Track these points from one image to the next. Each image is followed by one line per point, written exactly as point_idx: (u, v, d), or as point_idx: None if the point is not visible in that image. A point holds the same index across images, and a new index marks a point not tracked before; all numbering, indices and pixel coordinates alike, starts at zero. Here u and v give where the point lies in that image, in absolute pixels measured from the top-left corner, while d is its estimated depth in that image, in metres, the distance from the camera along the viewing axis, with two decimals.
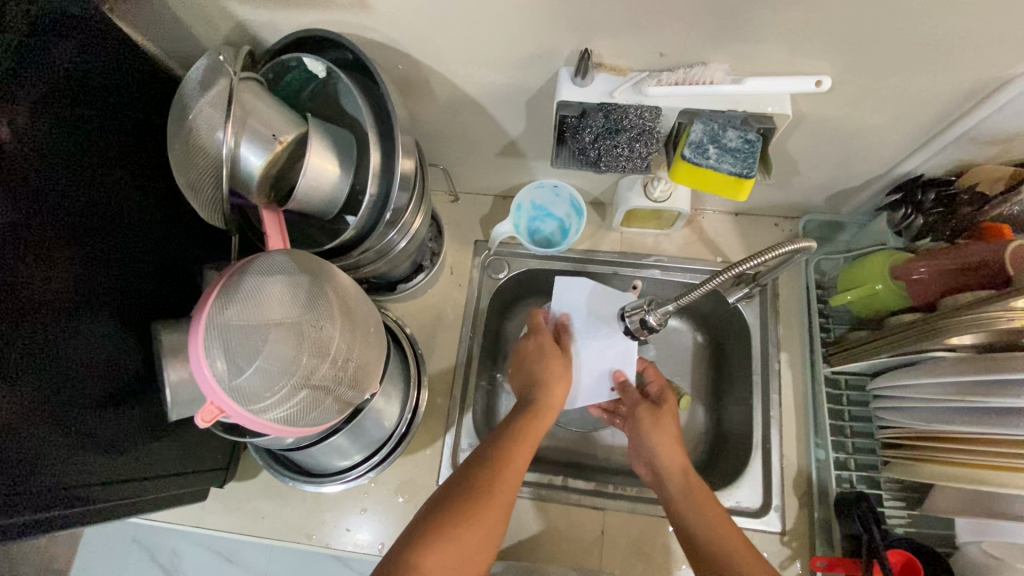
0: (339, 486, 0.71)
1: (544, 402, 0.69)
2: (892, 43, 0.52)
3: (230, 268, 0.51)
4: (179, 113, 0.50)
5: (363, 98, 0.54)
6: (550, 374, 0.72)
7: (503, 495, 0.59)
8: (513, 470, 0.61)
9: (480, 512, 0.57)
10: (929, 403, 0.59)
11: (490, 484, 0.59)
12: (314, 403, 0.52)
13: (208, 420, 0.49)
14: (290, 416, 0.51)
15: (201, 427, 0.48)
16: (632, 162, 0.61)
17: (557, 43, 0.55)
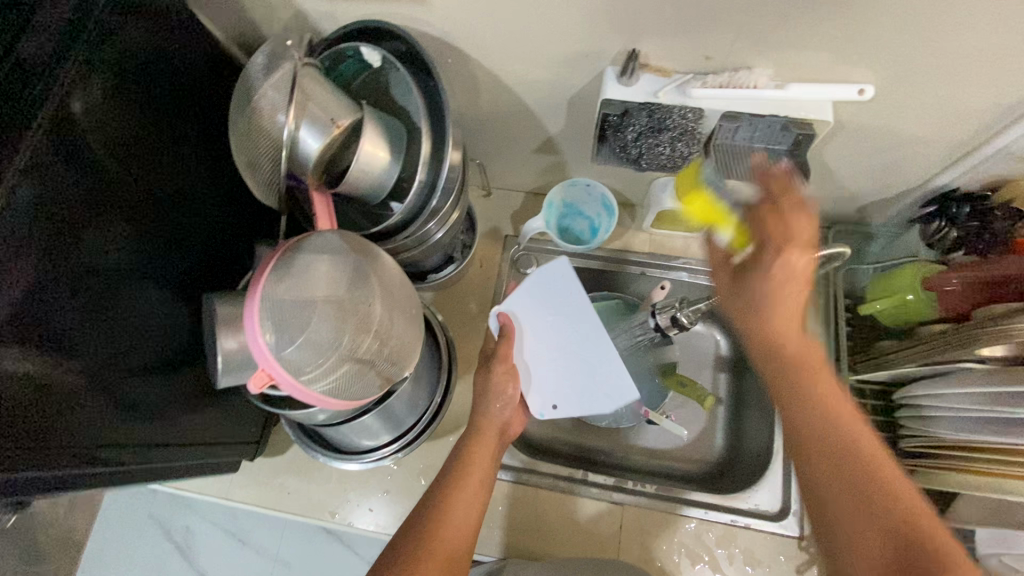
0: (356, 465, 0.73)
1: (486, 428, 0.68)
2: (938, 54, 0.52)
3: (285, 244, 0.54)
4: (244, 95, 0.53)
5: (416, 88, 0.57)
6: (488, 396, 0.70)
7: (462, 528, 0.59)
8: (466, 502, 0.61)
9: (439, 548, 0.56)
10: (955, 412, 0.60)
11: (446, 519, 0.58)
12: (358, 375, 0.54)
13: (260, 386, 0.52)
14: (335, 387, 0.53)
15: (253, 393, 0.51)
16: (671, 160, 0.65)
17: (606, 43, 0.57)
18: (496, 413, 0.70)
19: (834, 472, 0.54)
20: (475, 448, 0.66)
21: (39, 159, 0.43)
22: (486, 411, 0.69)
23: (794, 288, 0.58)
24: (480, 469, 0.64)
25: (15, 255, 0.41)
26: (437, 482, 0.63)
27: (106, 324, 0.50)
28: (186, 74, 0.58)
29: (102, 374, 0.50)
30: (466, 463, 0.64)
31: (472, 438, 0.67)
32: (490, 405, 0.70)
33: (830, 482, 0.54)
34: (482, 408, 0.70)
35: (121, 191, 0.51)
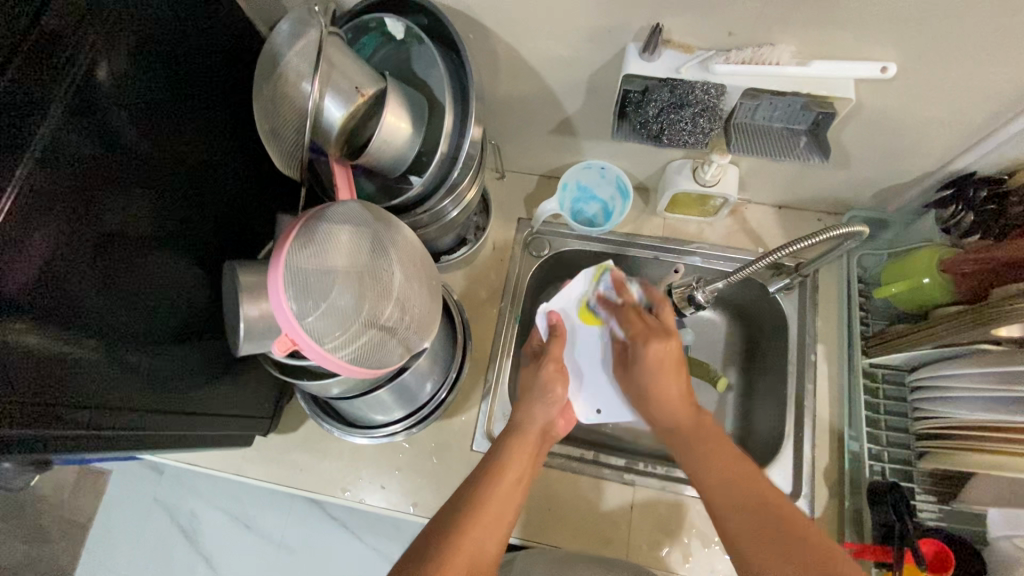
0: (365, 439, 0.73)
1: (531, 428, 0.68)
2: (962, 32, 0.52)
3: (307, 213, 0.54)
4: (270, 62, 0.53)
5: (441, 61, 0.57)
6: (537, 399, 0.71)
7: (494, 526, 0.58)
8: (501, 499, 0.60)
9: (466, 543, 0.55)
10: (977, 393, 0.60)
11: (479, 514, 0.58)
12: (379, 344, 0.55)
13: (283, 351, 0.53)
14: (356, 356, 0.53)
15: (279, 356, 0.53)
16: (694, 138, 0.63)
17: (628, 18, 0.57)
18: (541, 412, 0.70)
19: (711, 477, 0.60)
20: (516, 448, 0.65)
21: (63, 123, 0.43)
22: (531, 413, 0.69)
23: (670, 375, 0.67)
24: (517, 466, 0.64)
25: (39, 217, 0.41)
26: (473, 478, 0.62)
27: (128, 290, 0.50)
28: (210, 44, 0.58)
29: (122, 339, 0.50)
30: (503, 459, 0.64)
31: (515, 436, 0.67)
32: (534, 407, 0.70)
33: (719, 495, 0.58)
34: (530, 408, 0.70)
35: (145, 159, 0.51)
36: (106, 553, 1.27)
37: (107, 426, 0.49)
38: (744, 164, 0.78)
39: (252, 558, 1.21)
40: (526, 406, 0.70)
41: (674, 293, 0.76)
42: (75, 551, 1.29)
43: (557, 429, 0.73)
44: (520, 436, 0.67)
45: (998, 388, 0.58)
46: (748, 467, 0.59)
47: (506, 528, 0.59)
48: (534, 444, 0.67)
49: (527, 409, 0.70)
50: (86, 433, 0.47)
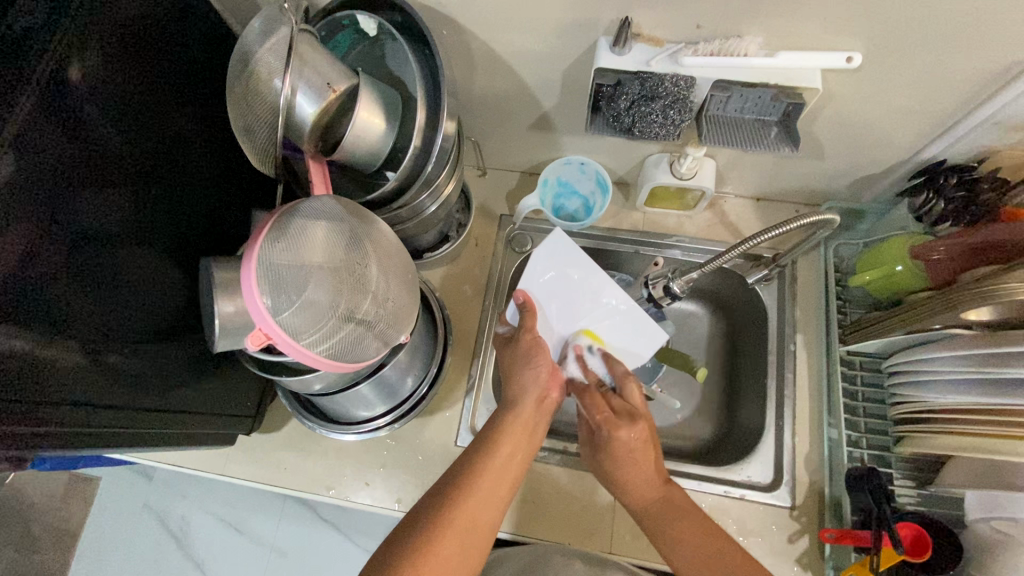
0: (355, 437, 0.74)
1: (527, 400, 0.69)
2: (925, 22, 0.53)
3: (280, 208, 0.54)
4: (241, 59, 0.53)
5: (413, 56, 0.57)
6: (519, 362, 0.72)
7: (484, 506, 0.58)
8: (493, 476, 0.61)
9: (457, 525, 0.56)
10: (945, 375, 0.62)
11: (468, 497, 0.58)
12: (357, 337, 0.55)
13: (259, 344, 0.53)
14: (334, 350, 0.54)
15: (253, 350, 0.53)
16: (666, 129, 0.63)
17: (598, 12, 0.57)
18: (530, 377, 0.70)
19: (680, 534, 0.62)
20: (511, 426, 0.66)
21: (31, 121, 0.43)
22: (524, 383, 0.69)
23: (642, 465, 0.66)
24: (510, 444, 0.64)
25: (13, 217, 0.41)
26: (464, 461, 0.62)
27: (107, 288, 0.50)
28: (182, 44, 0.58)
29: (101, 337, 0.50)
30: (495, 441, 0.64)
31: (512, 411, 0.67)
32: (527, 370, 0.70)
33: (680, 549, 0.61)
34: (516, 375, 0.71)
35: (121, 158, 0.51)
36: (97, 559, 1.26)
37: (83, 424, 0.49)
38: (721, 157, 0.79)
39: (243, 563, 1.21)
40: (516, 377, 0.70)
41: (651, 285, 0.77)
42: (65, 561, 1.27)
43: (556, 396, 0.71)
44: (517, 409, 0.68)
45: (968, 371, 0.58)
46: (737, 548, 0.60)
47: (499, 508, 0.60)
48: (529, 416, 0.68)
49: (522, 386, 0.69)
50: (62, 431, 0.47)
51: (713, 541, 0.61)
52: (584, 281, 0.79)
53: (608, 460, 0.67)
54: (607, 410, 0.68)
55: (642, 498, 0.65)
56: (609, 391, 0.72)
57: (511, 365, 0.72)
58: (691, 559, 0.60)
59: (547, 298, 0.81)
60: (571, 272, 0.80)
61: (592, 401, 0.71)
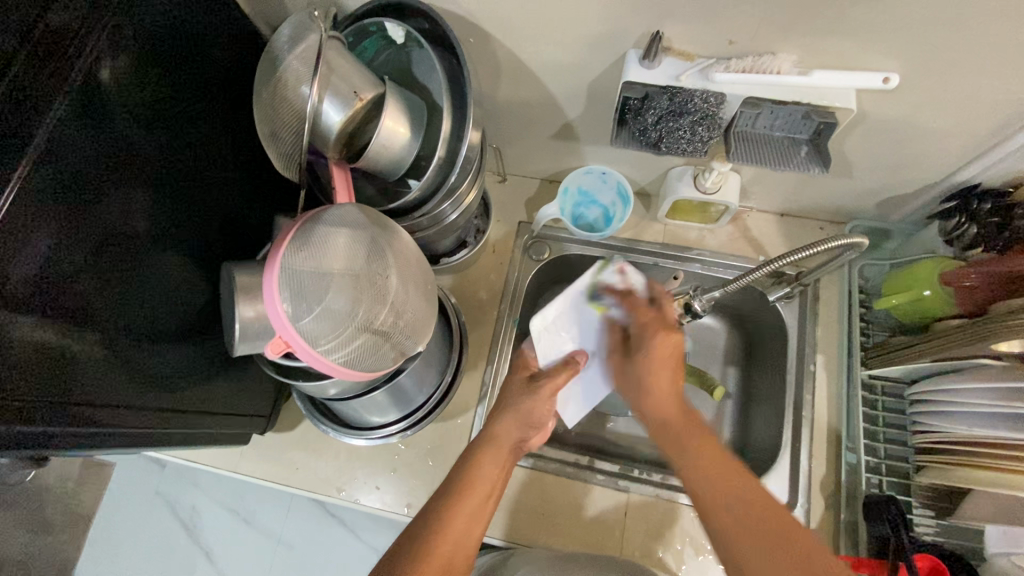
0: (364, 441, 0.74)
1: (503, 439, 0.65)
2: (968, 42, 0.52)
3: (304, 216, 0.54)
4: (270, 66, 0.53)
5: (440, 66, 0.56)
6: (516, 410, 0.67)
7: (457, 547, 0.56)
8: (465, 518, 0.58)
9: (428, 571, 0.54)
10: (973, 409, 0.59)
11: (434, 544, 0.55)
12: (373, 347, 0.55)
13: (276, 353, 0.53)
14: (349, 359, 0.54)
15: (272, 358, 0.53)
16: (693, 146, 0.62)
17: (629, 25, 0.57)
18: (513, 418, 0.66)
19: (707, 477, 0.55)
20: (483, 465, 0.62)
21: (61, 128, 0.43)
22: (508, 421, 0.66)
23: (664, 370, 0.63)
24: (485, 484, 0.61)
25: (39, 216, 0.41)
26: (435, 502, 0.60)
27: (129, 287, 0.51)
28: (211, 49, 0.58)
29: (120, 335, 0.50)
30: (469, 476, 0.61)
31: (484, 448, 0.64)
32: (508, 416, 0.66)
33: (716, 506, 0.53)
34: (501, 418, 0.66)
35: (144, 156, 0.51)
36: (110, 543, 1.28)
37: (102, 424, 0.50)
38: (746, 171, 0.78)
39: (253, 554, 1.22)
40: (497, 416, 0.67)
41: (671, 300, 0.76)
42: (77, 545, 1.29)
43: (533, 441, 0.68)
44: (496, 446, 0.64)
45: (997, 405, 0.57)
46: (776, 512, 0.51)
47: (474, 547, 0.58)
48: (506, 456, 0.64)
49: (500, 414, 0.67)
50: (76, 432, 0.47)
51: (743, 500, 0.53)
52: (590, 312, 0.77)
53: (643, 362, 0.65)
54: (654, 316, 0.68)
55: (666, 411, 0.62)
56: (643, 300, 0.71)
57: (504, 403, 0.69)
58: (748, 544, 0.50)
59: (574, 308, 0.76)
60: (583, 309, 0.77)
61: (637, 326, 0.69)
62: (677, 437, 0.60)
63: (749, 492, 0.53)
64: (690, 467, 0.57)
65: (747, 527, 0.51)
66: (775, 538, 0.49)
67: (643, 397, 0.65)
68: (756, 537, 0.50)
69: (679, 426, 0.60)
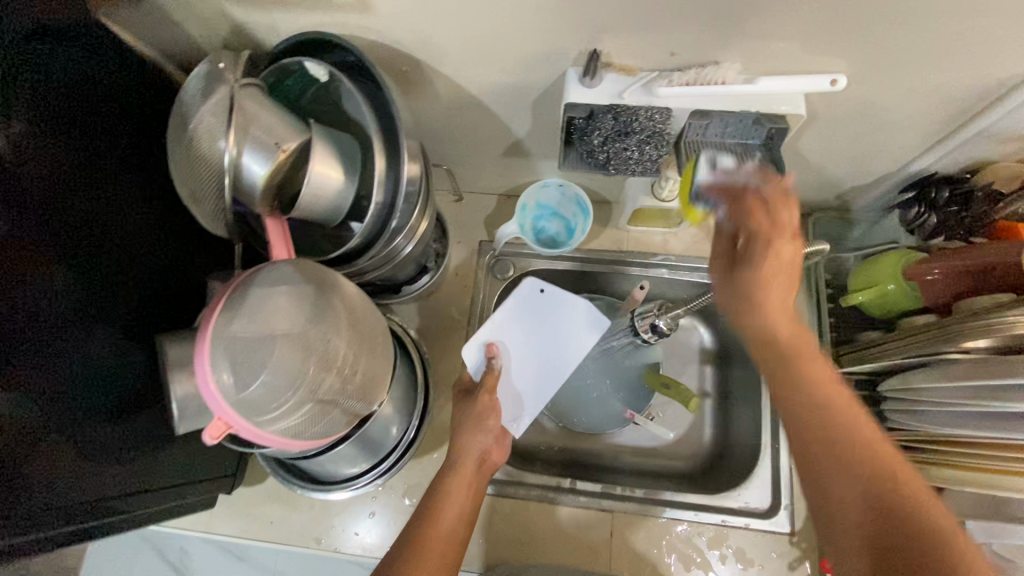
0: (347, 494, 0.71)
1: (467, 459, 0.64)
2: (914, 40, 0.50)
3: (235, 279, 0.51)
4: (180, 123, 0.49)
5: (367, 106, 0.52)
6: (473, 421, 0.67)
7: (438, 565, 0.56)
8: (443, 537, 0.58)
9: None
10: (943, 407, 0.57)
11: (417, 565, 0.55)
12: (321, 414, 0.52)
13: (214, 438, 0.47)
14: (296, 428, 0.51)
15: (208, 444, 0.47)
16: (642, 167, 0.61)
17: (565, 43, 0.54)
18: (479, 439, 0.66)
19: (837, 414, 0.48)
20: (450, 485, 0.62)
21: None
22: (466, 438, 0.66)
23: (784, 281, 0.50)
24: (456, 502, 0.61)
25: None
26: (408, 528, 0.59)
27: (56, 375, 0.46)
28: (129, 101, 0.54)
29: (53, 428, 0.46)
30: (441, 494, 0.61)
31: (451, 469, 0.63)
32: (470, 431, 0.66)
33: (807, 394, 0.49)
34: (464, 432, 0.66)
35: (56, 228, 0.47)
36: None
37: (53, 525, 0.46)
38: None
39: None
40: (461, 437, 0.66)
41: (638, 321, 0.71)
42: None
43: (495, 458, 0.66)
44: (460, 464, 0.64)
45: (966, 404, 0.54)
46: (892, 468, 0.45)
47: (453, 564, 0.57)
48: (472, 476, 0.63)
49: (462, 431, 0.66)
50: (22, 539, 0.43)
51: (879, 445, 0.46)
52: (527, 333, 0.80)
53: (749, 261, 0.50)
54: (729, 236, 0.53)
55: (780, 323, 0.51)
56: (722, 221, 0.53)
57: (459, 425, 0.67)
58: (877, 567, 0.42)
59: (515, 322, 0.80)
60: (523, 327, 0.80)
61: (738, 219, 0.51)
62: (790, 358, 0.50)
63: (863, 420, 0.48)
64: (780, 376, 0.50)
65: (850, 475, 0.45)
66: (878, 474, 0.44)
67: (753, 310, 0.51)
68: (872, 522, 0.43)
69: (788, 349, 0.50)
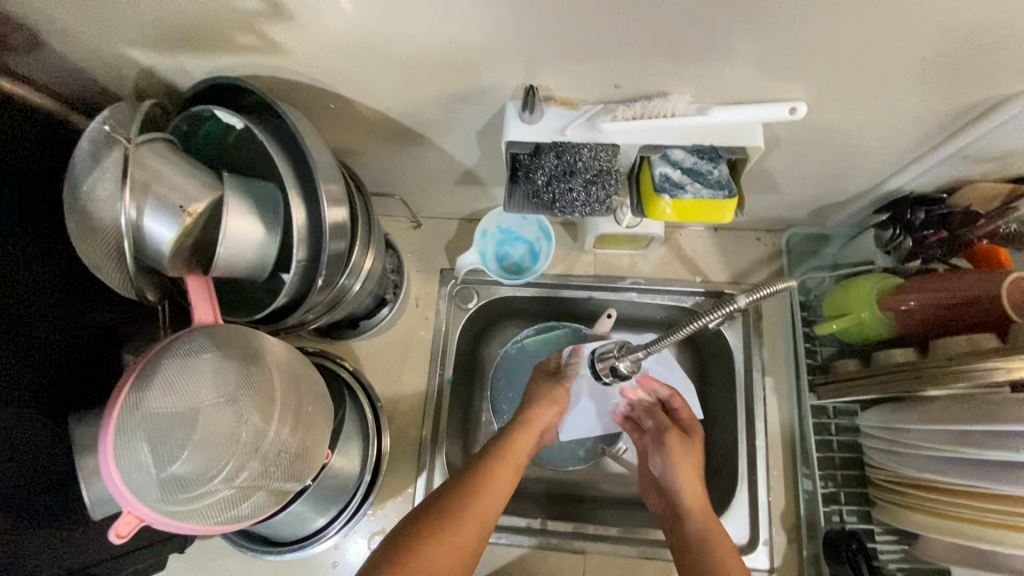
0: (327, 544, 0.68)
1: (518, 441, 0.67)
2: (879, 62, 0.46)
3: (146, 352, 0.46)
4: (72, 187, 0.44)
5: (279, 158, 0.47)
6: (546, 400, 0.73)
7: (476, 525, 0.57)
8: (484, 506, 0.58)
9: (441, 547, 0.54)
10: (922, 449, 0.54)
11: (450, 523, 0.55)
12: (242, 496, 0.48)
13: (122, 535, 0.43)
14: (211, 515, 0.47)
15: (116, 542, 0.42)
16: (590, 208, 0.57)
17: (502, 76, 0.49)
18: (546, 411, 0.72)
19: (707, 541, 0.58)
20: (501, 460, 0.63)
21: None
22: (537, 410, 0.71)
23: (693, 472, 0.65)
24: (506, 471, 0.62)
25: None
26: (458, 484, 0.60)
27: None
28: (22, 152, 0.49)
29: None
30: (496, 457, 0.63)
31: (514, 433, 0.68)
32: (542, 405, 0.72)
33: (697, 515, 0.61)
34: (538, 405, 0.72)
35: None
36: None
37: None
38: None
39: None
40: (531, 407, 0.72)
41: (598, 362, 0.67)
42: None
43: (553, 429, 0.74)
44: (523, 432, 0.68)
45: (945, 449, 0.51)
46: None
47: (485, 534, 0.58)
48: (523, 445, 0.67)
49: (533, 406, 0.72)
50: None
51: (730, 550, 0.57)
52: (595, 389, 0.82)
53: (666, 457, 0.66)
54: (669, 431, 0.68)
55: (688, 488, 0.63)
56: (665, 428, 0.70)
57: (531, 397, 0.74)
58: None
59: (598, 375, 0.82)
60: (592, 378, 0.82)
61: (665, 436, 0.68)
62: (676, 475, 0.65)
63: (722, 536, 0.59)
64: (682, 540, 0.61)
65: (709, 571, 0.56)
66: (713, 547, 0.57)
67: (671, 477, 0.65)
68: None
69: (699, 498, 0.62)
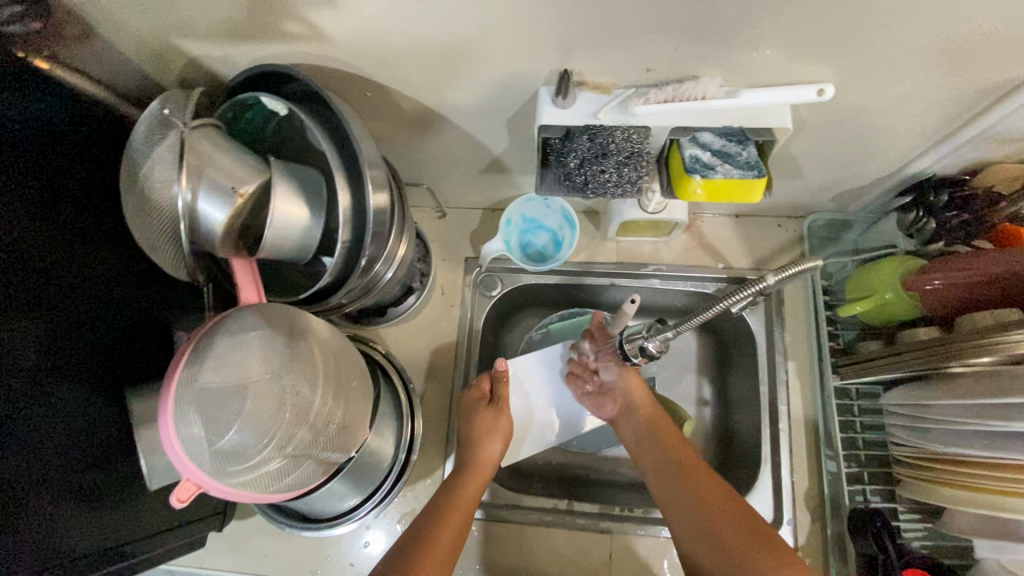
0: (352, 525, 0.69)
1: (468, 488, 0.66)
2: (904, 45, 0.47)
3: (199, 328, 0.48)
4: (132, 171, 0.47)
5: (324, 142, 0.49)
6: (490, 432, 0.72)
7: None
8: (437, 559, 0.58)
9: None
10: (944, 424, 0.56)
11: None
12: (292, 466, 0.51)
13: (184, 500, 0.46)
14: (265, 483, 0.49)
15: (177, 506, 0.45)
16: (621, 188, 0.59)
17: (535, 63, 0.51)
18: (490, 449, 0.71)
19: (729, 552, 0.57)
20: (446, 518, 0.62)
21: None
22: (477, 451, 0.70)
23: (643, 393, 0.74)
24: (456, 518, 0.62)
25: None
26: (397, 552, 0.58)
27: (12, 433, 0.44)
28: (69, 141, 0.51)
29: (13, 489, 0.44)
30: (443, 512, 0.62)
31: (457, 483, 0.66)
32: (489, 442, 0.71)
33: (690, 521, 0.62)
34: (481, 443, 0.70)
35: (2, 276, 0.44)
36: None
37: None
38: None
39: None
40: (472, 447, 0.70)
41: (627, 343, 0.68)
42: None
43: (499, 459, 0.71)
44: (468, 481, 0.67)
45: (968, 422, 0.53)
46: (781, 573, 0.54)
47: None
48: (471, 493, 0.66)
49: (473, 444, 0.71)
50: None
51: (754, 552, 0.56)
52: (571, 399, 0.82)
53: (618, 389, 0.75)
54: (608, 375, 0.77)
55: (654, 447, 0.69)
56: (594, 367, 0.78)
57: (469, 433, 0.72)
58: None
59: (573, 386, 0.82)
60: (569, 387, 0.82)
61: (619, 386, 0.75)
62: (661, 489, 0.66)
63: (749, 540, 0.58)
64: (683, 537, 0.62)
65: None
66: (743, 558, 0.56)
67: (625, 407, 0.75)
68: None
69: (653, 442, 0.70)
